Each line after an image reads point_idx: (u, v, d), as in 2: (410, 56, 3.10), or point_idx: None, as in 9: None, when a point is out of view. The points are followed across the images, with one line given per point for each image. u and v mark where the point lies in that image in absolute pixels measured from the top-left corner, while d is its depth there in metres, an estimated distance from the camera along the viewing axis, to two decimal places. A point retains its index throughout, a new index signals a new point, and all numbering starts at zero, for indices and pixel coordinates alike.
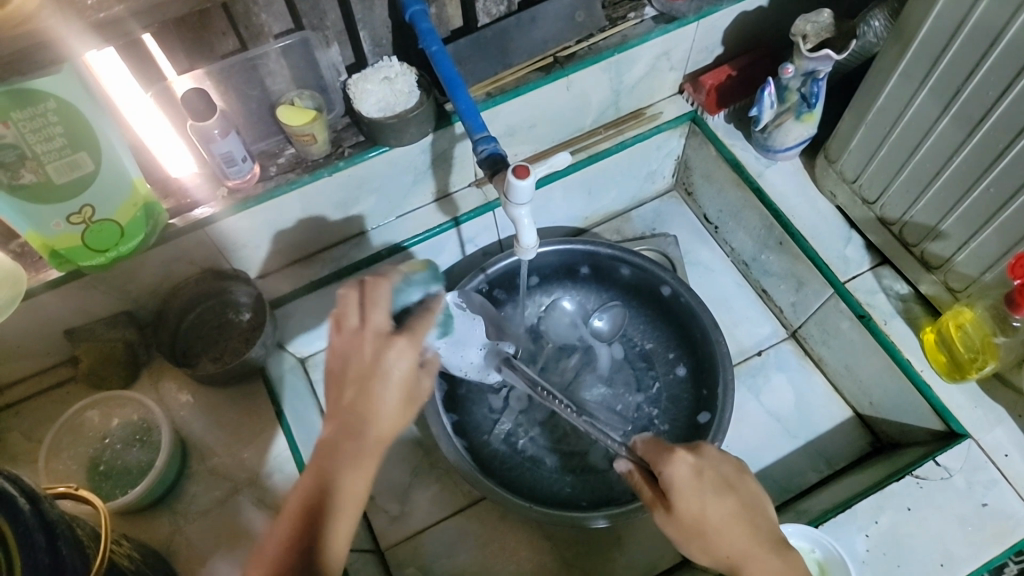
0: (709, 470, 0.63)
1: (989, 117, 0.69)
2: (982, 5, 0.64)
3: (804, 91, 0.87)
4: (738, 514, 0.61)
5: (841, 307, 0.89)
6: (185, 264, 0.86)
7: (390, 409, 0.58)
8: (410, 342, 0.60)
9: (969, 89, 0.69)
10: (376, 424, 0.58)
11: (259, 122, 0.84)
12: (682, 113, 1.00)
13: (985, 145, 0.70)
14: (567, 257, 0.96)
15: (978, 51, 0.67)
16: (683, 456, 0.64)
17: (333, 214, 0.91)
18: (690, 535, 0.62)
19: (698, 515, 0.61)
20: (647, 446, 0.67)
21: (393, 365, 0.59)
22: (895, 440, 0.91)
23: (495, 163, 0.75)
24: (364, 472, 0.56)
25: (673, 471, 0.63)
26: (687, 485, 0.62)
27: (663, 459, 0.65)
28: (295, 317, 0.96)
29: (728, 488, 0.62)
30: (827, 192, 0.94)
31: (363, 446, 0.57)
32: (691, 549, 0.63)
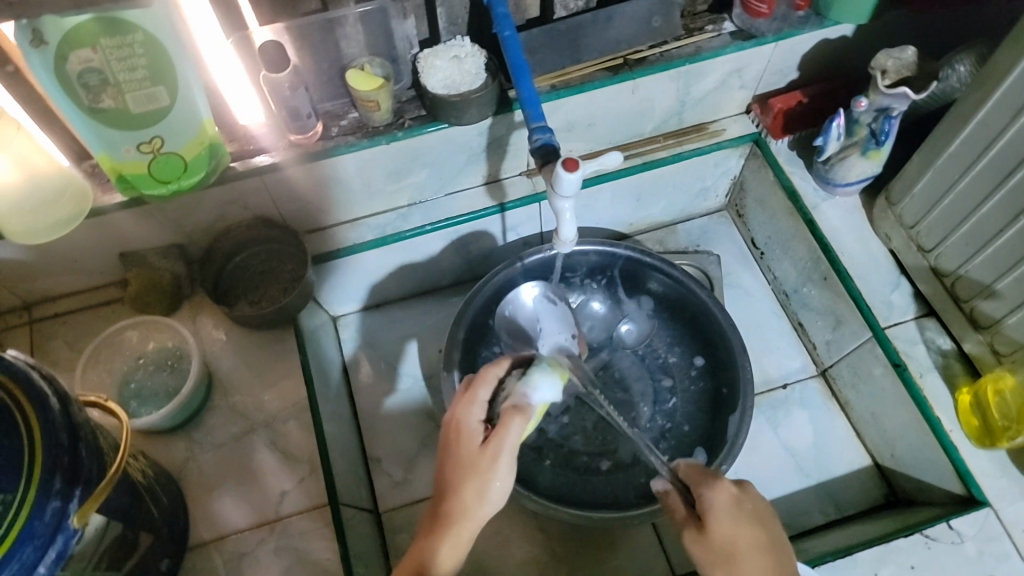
0: (749, 503, 0.64)
1: None
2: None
3: (875, 127, 0.86)
4: (768, 550, 0.62)
5: (877, 353, 0.87)
6: (239, 209, 0.89)
7: (467, 475, 0.62)
8: (465, 407, 0.66)
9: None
10: (461, 491, 0.61)
11: (328, 82, 0.87)
12: (746, 134, 0.99)
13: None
14: (605, 259, 0.95)
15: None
16: (727, 485, 0.65)
17: (385, 182, 0.93)
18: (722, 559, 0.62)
19: (728, 542, 0.62)
20: (691, 471, 0.69)
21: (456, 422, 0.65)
22: (911, 496, 0.88)
23: (545, 153, 0.76)
24: (455, 541, 0.60)
25: (715, 495, 0.65)
26: (726, 513, 0.63)
27: (706, 484, 0.66)
28: (332, 275, 0.97)
29: (764, 524, 0.63)
30: (881, 233, 0.92)
31: (449, 513, 0.61)
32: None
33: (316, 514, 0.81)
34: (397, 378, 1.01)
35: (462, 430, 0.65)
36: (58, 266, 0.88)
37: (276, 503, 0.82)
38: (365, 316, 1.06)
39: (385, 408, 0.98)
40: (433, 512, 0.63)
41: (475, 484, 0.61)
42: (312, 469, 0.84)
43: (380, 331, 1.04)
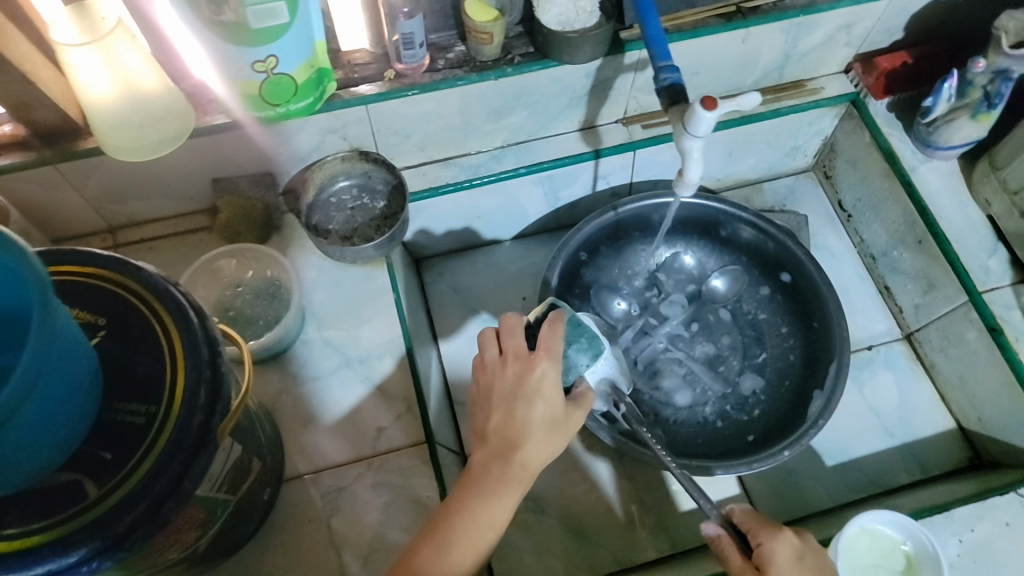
0: (808, 557, 0.66)
1: None
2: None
3: (989, 90, 0.85)
4: None
5: (972, 317, 0.88)
6: (336, 138, 0.87)
7: (536, 433, 0.62)
8: (551, 364, 0.64)
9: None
10: (525, 448, 0.61)
11: (438, 12, 0.84)
12: (844, 93, 0.98)
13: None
14: (697, 213, 0.95)
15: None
16: (789, 539, 0.67)
17: (484, 121, 0.91)
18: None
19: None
20: (745, 516, 0.70)
21: (537, 386, 0.63)
22: (996, 459, 0.89)
23: (673, 91, 0.73)
24: (507, 498, 0.60)
25: (777, 548, 0.66)
26: (788, 566, 0.65)
27: (769, 534, 0.67)
28: (424, 215, 0.96)
29: None
30: (980, 199, 0.92)
31: (507, 471, 0.60)
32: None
33: (415, 451, 0.79)
34: (481, 323, 0.99)
35: (542, 387, 0.63)
36: (149, 187, 0.85)
37: (373, 438, 0.80)
38: (447, 260, 1.04)
39: (470, 353, 0.97)
40: (491, 464, 0.61)
41: (547, 438, 0.62)
42: (408, 405, 0.82)
43: (463, 277, 1.03)
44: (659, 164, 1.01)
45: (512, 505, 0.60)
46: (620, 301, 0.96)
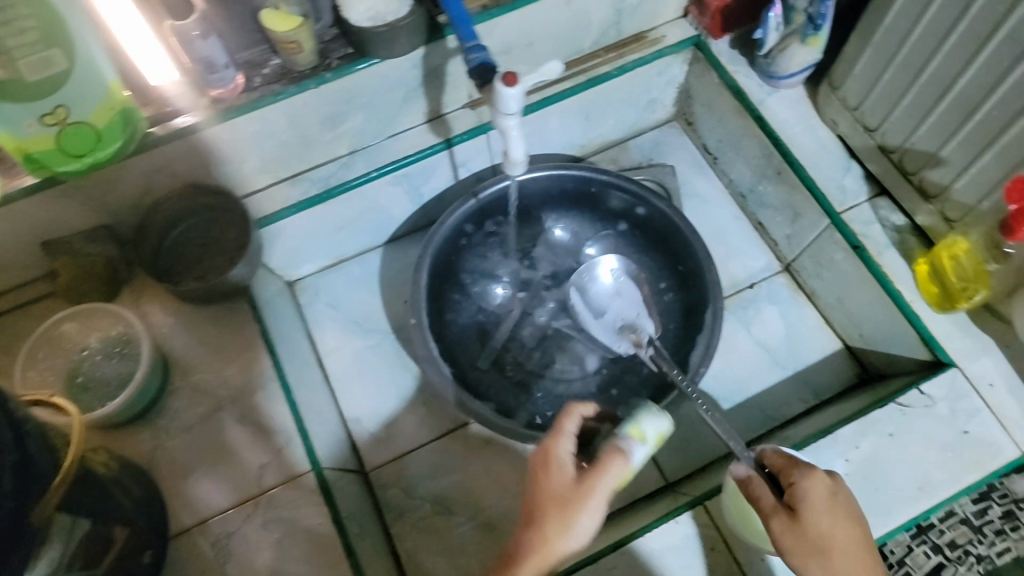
0: (842, 494, 0.66)
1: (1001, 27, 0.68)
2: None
3: (811, 12, 0.84)
4: (860, 544, 0.65)
5: (836, 238, 0.89)
6: (166, 176, 0.83)
7: (550, 515, 0.60)
8: (553, 440, 0.64)
9: (1008, 26, 0.67)
10: (544, 530, 0.60)
11: (241, 28, 0.80)
12: (685, 38, 0.97)
13: (1011, 40, 0.68)
14: (566, 185, 0.94)
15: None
16: (823, 477, 0.67)
17: (320, 131, 0.88)
18: (814, 556, 0.64)
19: (824, 533, 0.64)
20: (777, 458, 0.70)
21: (545, 468, 0.62)
22: (882, 370, 0.92)
23: (482, 72, 0.73)
24: None
25: (812, 486, 0.66)
26: (821, 502, 0.65)
27: (804, 472, 0.67)
28: (283, 237, 0.93)
29: (856, 518, 0.66)
30: (828, 120, 0.92)
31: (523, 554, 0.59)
32: (802, 565, 0.64)
33: (299, 483, 0.77)
34: (365, 336, 0.97)
35: (561, 465, 0.62)
36: None
37: (257, 477, 0.78)
38: (321, 277, 1.01)
39: (357, 368, 0.95)
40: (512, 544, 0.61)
41: (560, 518, 0.59)
42: (289, 437, 0.80)
43: (341, 292, 1.00)
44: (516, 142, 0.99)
45: None
46: (498, 287, 0.97)
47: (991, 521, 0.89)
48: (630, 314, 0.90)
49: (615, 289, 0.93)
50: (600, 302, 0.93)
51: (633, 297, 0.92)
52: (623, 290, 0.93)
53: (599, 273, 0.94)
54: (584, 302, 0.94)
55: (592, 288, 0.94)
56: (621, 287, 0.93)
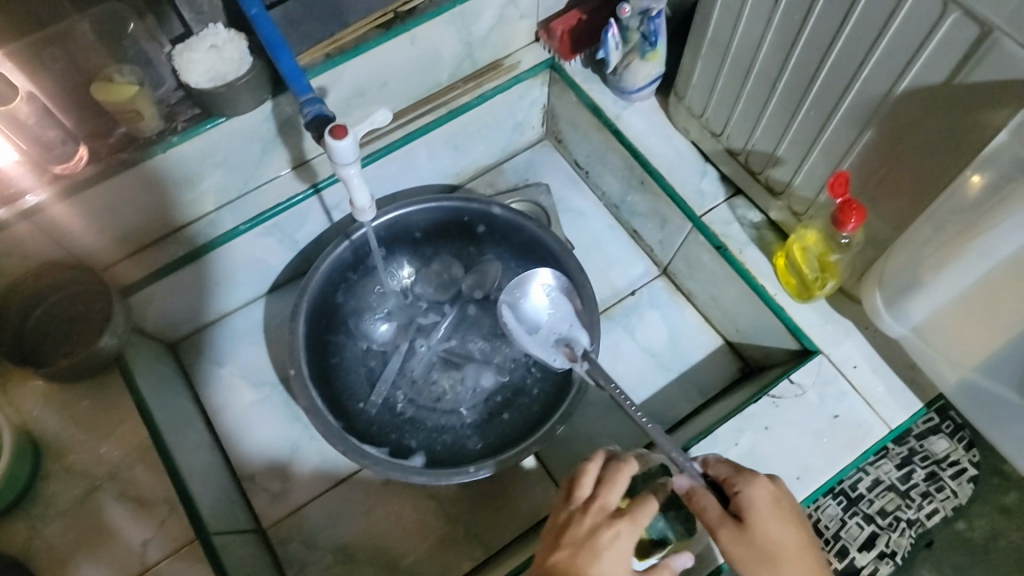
0: (784, 499, 0.66)
1: (804, 30, 0.72)
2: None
3: (644, 30, 0.89)
4: (805, 548, 0.65)
5: (700, 241, 0.92)
6: (19, 260, 0.82)
7: None
8: (629, 528, 0.62)
9: (807, 32, 0.72)
10: None
11: (79, 101, 0.80)
12: (540, 61, 0.99)
13: (813, 44, 0.72)
14: (439, 215, 0.96)
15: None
16: (765, 482, 0.66)
17: (179, 193, 0.87)
18: (769, 562, 0.63)
19: (770, 539, 0.64)
20: (721, 466, 0.69)
21: (605, 546, 0.61)
22: (762, 362, 0.95)
23: (320, 124, 0.74)
24: None
25: (754, 492, 0.66)
26: (765, 509, 0.65)
27: (745, 479, 0.67)
28: (154, 300, 0.91)
29: (800, 522, 0.66)
30: (681, 128, 0.96)
31: None
32: (754, 574, 0.64)
33: (187, 552, 0.75)
34: (253, 390, 0.97)
35: (610, 548, 0.62)
36: None
37: (140, 554, 0.76)
38: (205, 334, 1.00)
39: (249, 424, 0.95)
40: None
41: None
42: (172, 508, 0.78)
43: (226, 348, 1.00)
44: (384, 179, 1.00)
45: None
46: (381, 325, 0.98)
47: (916, 484, 1.01)
48: (573, 323, 0.89)
49: (549, 305, 0.91)
50: (534, 318, 0.92)
51: (566, 310, 0.91)
52: (558, 305, 0.91)
53: (531, 291, 0.92)
54: (516, 320, 0.92)
55: (524, 304, 0.92)
56: (555, 302, 0.91)
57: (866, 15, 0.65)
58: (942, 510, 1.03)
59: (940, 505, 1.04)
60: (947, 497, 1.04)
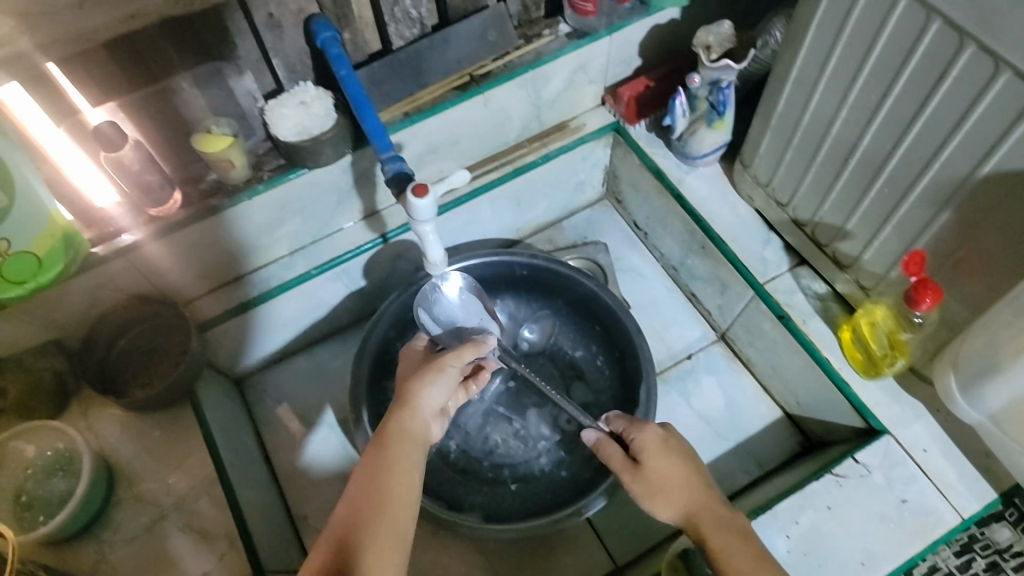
0: (673, 441, 0.75)
1: (882, 107, 0.72)
2: (899, 8, 0.65)
3: (712, 100, 0.89)
4: (692, 477, 0.72)
5: (762, 309, 0.92)
6: (110, 291, 0.87)
7: (412, 429, 0.70)
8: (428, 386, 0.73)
9: (884, 111, 0.72)
10: (406, 428, 0.69)
11: (177, 150, 0.86)
12: (606, 124, 1.02)
13: (889, 123, 0.72)
14: (504, 269, 0.99)
15: (930, 79, 0.66)
16: (653, 427, 0.75)
17: (258, 237, 0.92)
18: (662, 497, 0.72)
19: (659, 471, 0.72)
20: (619, 420, 0.78)
21: (425, 399, 0.72)
22: (822, 438, 0.94)
23: (399, 180, 0.78)
24: (392, 482, 0.64)
25: (643, 436, 0.75)
26: (654, 448, 0.73)
27: (637, 428, 0.76)
28: (224, 335, 0.96)
29: (685, 456, 0.73)
30: (745, 196, 0.96)
31: (384, 456, 0.66)
32: (653, 504, 0.72)
33: None
34: (311, 430, 1.02)
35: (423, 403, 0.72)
36: None
37: None
38: (268, 373, 1.06)
39: (308, 462, 0.99)
40: (384, 435, 0.68)
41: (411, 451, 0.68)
42: (231, 543, 0.82)
43: (286, 386, 1.06)
44: (448, 231, 1.03)
45: (406, 487, 0.64)
46: None
47: None
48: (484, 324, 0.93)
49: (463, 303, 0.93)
50: (446, 317, 0.92)
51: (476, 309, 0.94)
52: (470, 305, 0.93)
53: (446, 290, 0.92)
54: (431, 319, 0.91)
55: (438, 304, 0.92)
56: (465, 301, 0.93)
57: (948, 99, 0.65)
58: None
59: None
60: None
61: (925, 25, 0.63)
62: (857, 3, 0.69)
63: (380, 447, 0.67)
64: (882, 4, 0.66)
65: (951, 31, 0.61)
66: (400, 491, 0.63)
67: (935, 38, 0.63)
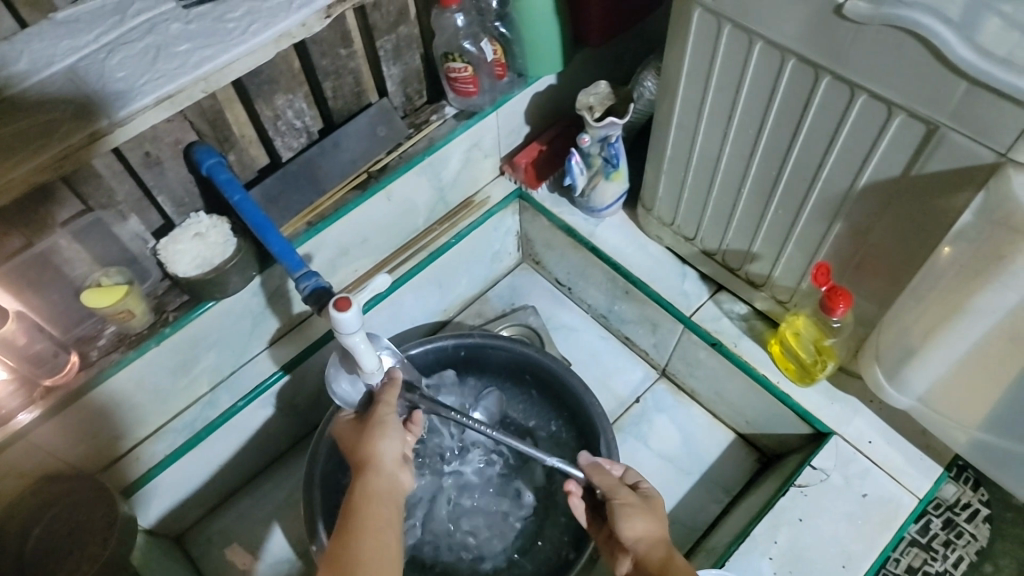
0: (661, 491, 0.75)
1: (760, 140, 0.77)
2: (755, 52, 0.71)
3: (604, 155, 0.93)
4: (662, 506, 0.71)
5: (694, 339, 0.96)
6: (12, 478, 0.79)
7: (382, 475, 0.69)
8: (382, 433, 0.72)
9: (762, 143, 0.77)
10: (373, 477, 0.68)
11: (66, 312, 0.79)
12: (509, 193, 1.05)
13: (770, 153, 0.78)
14: (440, 355, 0.98)
15: (797, 108, 0.71)
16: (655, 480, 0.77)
17: (172, 380, 0.86)
18: (635, 512, 0.69)
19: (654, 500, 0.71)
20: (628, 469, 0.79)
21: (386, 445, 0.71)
22: (777, 451, 0.98)
23: (319, 296, 0.75)
24: (371, 528, 0.62)
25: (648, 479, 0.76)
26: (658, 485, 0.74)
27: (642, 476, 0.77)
28: (158, 492, 0.91)
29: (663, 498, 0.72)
30: (654, 236, 1.01)
31: (360, 505, 0.65)
32: (631, 516, 0.68)
33: None
34: (271, 569, 0.97)
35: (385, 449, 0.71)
36: None
37: None
38: (210, 520, 1.01)
39: None
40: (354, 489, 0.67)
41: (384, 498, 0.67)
42: None
43: (234, 526, 1.00)
44: (376, 328, 1.01)
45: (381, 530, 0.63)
46: None
47: (936, 534, 0.94)
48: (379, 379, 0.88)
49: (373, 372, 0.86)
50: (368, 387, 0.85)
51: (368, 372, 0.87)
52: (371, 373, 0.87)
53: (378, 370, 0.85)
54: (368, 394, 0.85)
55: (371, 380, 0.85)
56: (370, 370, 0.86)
57: (816, 124, 0.71)
58: (967, 557, 0.93)
59: (964, 552, 0.93)
60: (969, 542, 0.94)
61: (784, 65, 0.69)
62: (722, 53, 0.74)
63: (355, 504, 0.65)
64: (742, 50, 0.72)
65: (806, 65, 0.67)
66: (381, 545, 0.61)
67: (794, 74, 0.69)
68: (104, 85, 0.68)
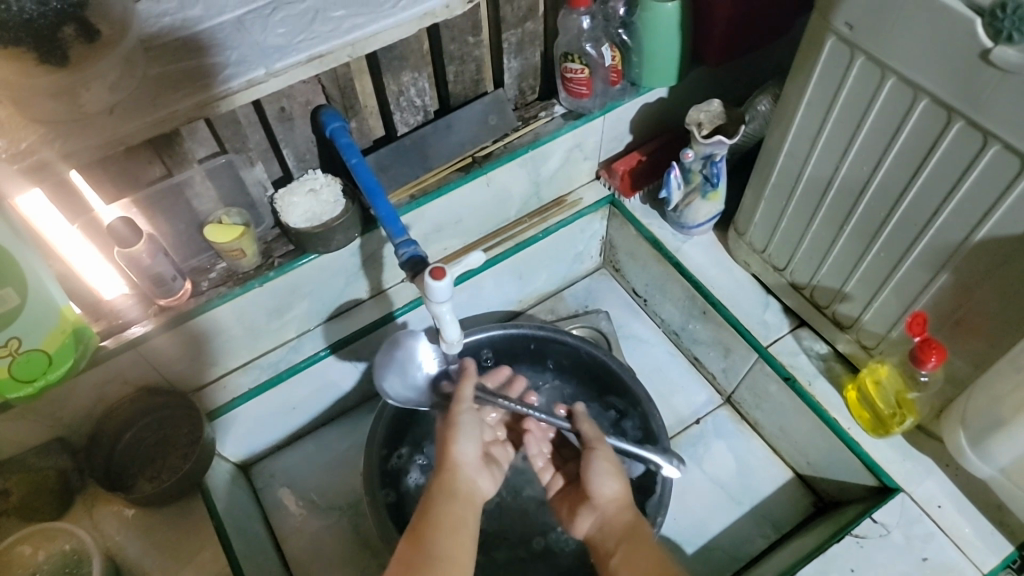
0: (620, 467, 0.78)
1: (874, 176, 0.76)
2: (886, 88, 0.70)
3: (706, 172, 0.94)
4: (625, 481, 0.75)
5: (768, 371, 0.95)
6: (117, 385, 0.86)
7: (457, 474, 0.73)
8: (462, 434, 0.76)
9: (876, 181, 0.76)
10: (453, 478, 0.72)
11: (188, 241, 0.87)
12: (601, 198, 1.07)
13: (882, 192, 0.76)
14: (512, 342, 1.01)
15: (919, 152, 0.70)
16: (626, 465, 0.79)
17: (267, 321, 0.93)
18: (613, 471, 0.75)
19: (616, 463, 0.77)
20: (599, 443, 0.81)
21: (463, 446, 0.75)
22: (836, 497, 0.95)
23: (415, 264, 0.79)
24: (448, 528, 0.66)
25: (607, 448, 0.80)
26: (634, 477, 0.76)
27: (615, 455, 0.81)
28: (233, 424, 0.97)
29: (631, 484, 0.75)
30: (741, 261, 1.00)
31: (436, 504, 0.68)
32: (603, 472, 0.74)
33: None
34: (323, 515, 1.02)
35: (462, 450, 0.75)
36: None
37: None
38: (273, 458, 1.07)
39: (319, 545, 0.99)
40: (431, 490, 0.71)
41: (454, 497, 0.69)
42: None
43: (295, 469, 1.06)
44: (455, 306, 1.05)
45: (458, 533, 0.66)
46: None
47: None
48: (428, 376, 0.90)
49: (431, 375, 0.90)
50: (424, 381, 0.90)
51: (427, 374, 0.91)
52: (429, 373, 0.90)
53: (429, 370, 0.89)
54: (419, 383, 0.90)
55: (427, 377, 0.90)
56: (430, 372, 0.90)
57: (939, 170, 0.69)
58: None
59: None
60: None
61: (914, 105, 0.68)
62: (849, 84, 0.73)
63: (429, 508, 0.68)
64: (872, 84, 0.71)
65: (938, 106, 0.66)
66: (459, 541, 0.65)
67: (924, 115, 0.68)
68: (265, 40, 0.75)
